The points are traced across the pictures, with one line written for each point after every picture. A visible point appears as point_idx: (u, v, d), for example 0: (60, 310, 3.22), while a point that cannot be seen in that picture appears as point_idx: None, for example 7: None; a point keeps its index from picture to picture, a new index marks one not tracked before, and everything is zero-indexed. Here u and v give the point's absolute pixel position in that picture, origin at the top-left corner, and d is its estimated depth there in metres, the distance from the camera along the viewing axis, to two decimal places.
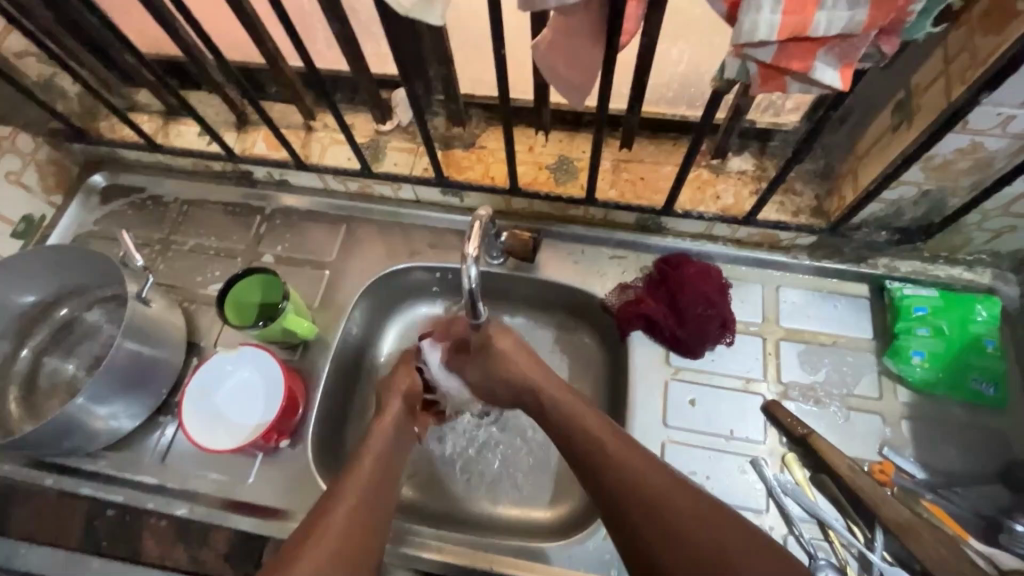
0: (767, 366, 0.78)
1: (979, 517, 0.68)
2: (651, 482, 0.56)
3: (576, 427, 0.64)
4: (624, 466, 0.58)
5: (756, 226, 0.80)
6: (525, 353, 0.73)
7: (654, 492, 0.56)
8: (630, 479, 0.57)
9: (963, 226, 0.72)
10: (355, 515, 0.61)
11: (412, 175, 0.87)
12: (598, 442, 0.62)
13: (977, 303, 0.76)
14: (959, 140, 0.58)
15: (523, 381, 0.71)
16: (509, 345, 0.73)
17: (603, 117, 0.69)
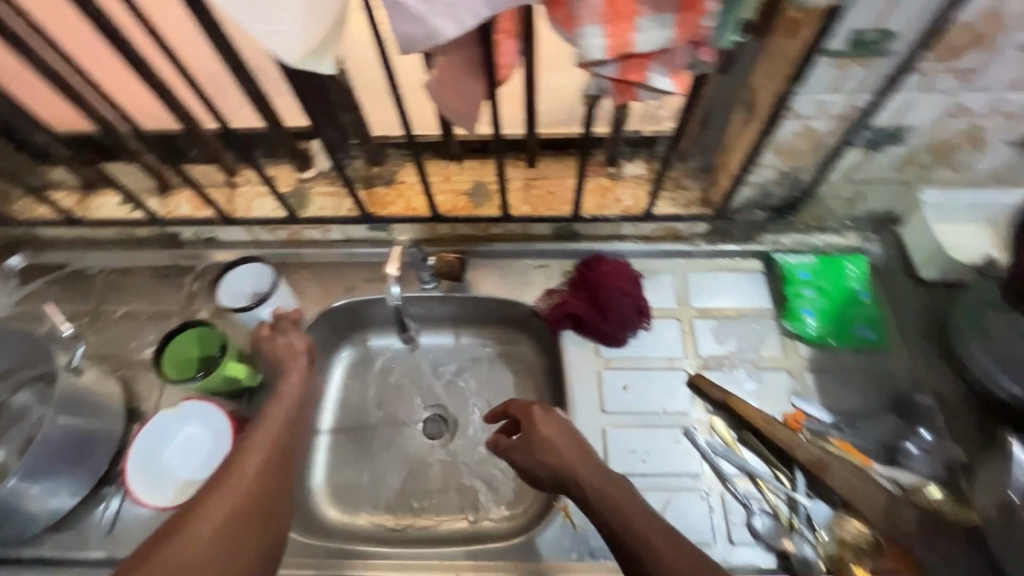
0: (686, 344, 0.87)
1: (881, 446, 0.76)
2: (675, 558, 0.56)
3: (602, 496, 0.63)
4: (647, 543, 0.58)
5: (656, 220, 0.90)
6: (569, 434, 0.70)
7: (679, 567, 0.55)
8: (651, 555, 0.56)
9: (822, 198, 0.84)
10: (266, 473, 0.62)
11: (338, 216, 0.92)
12: (625, 517, 0.60)
13: (847, 262, 0.88)
14: (794, 125, 0.69)
15: (560, 464, 0.67)
16: (551, 425, 0.71)
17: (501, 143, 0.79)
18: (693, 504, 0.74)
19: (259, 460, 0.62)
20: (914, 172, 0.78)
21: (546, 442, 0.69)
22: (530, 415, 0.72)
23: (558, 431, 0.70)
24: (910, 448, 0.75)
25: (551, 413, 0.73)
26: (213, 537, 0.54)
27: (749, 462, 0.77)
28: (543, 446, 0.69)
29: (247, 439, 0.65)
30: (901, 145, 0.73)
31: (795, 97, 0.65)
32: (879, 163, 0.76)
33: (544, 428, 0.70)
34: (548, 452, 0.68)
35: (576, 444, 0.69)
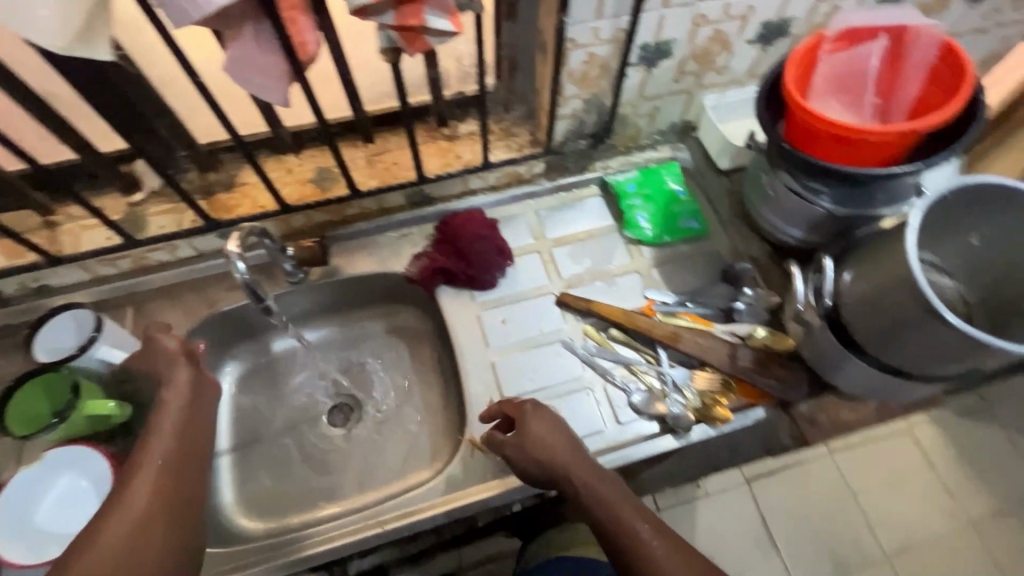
0: (549, 271, 0.96)
1: (719, 311, 0.90)
2: (664, 554, 0.60)
3: (595, 496, 0.66)
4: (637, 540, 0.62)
5: (496, 168, 0.97)
6: (561, 431, 0.71)
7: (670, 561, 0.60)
8: (646, 558, 0.60)
9: (628, 117, 0.96)
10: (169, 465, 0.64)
11: (182, 230, 0.88)
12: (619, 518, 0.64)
13: (664, 169, 1.01)
14: (579, 54, 0.80)
15: (556, 466, 0.68)
16: (542, 421, 0.71)
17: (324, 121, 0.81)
18: (583, 401, 0.83)
19: (145, 487, 0.61)
20: (690, 80, 0.92)
21: (540, 442, 0.69)
22: (522, 413, 0.72)
23: (554, 433, 0.70)
24: (740, 305, 0.88)
25: (543, 411, 0.72)
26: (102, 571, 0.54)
27: (621, 352, 0.87)
28: (540, 448, 0.69)
29: (136, 463, 0.63)
30: (671, 58, 0.86)
31: (566, 27, 0.75)
32: (660, 77, 0.89)
33: (538, 427, 0.70)
34: (544, 453, 0.69)
35: (569, 441, 0.70)
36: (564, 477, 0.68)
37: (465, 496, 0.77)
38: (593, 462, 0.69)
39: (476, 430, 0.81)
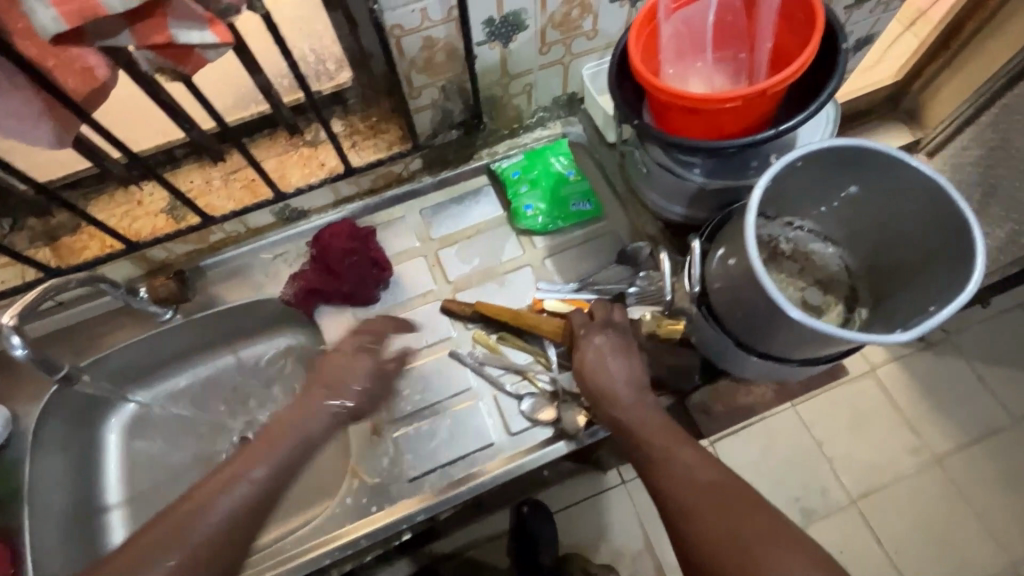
0: (435, 274, 0.90)
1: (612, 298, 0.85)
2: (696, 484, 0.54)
3: (636, 428, 0.61)
4: (670, 470, 0.56)
5: (367, 171, 0.90)
6: (620, 357, 0.67)
7: (699, 495, 0.53)
8: (672, 498, 0.54)
9: (500, 99, 0.88)
10: None
11: (25, 282, 0.81)
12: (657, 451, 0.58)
13: (551, 150, 0.94)
14: (413, 40, 0.72)
15: (599, 388, 0.65)
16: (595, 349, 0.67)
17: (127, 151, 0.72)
18: (473, 414, 0.78)
19: None
20: (558, 51, 0.84)
21: (595, 368, 0.66)
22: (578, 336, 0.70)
23: (608, 355, 0.67)
24: (631, 290, 0.83)
25: (615, 333, 0.69)
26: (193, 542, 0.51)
27: (511, 357, 0.82)
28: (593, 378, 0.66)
29: None
30: (526, 30, 0.78)
31: (382, 15, 0.66)
32: (521, 53, 0.81)
33: (590, 354, 0.67)
34: (602, 380, 0.65)
35: (630, 376, 0.65)
36: (610, 399, 0.64)
37: (348, 533, 0.72)
38: (647, 396, 0.64)
39: (359, 459, 0.77)
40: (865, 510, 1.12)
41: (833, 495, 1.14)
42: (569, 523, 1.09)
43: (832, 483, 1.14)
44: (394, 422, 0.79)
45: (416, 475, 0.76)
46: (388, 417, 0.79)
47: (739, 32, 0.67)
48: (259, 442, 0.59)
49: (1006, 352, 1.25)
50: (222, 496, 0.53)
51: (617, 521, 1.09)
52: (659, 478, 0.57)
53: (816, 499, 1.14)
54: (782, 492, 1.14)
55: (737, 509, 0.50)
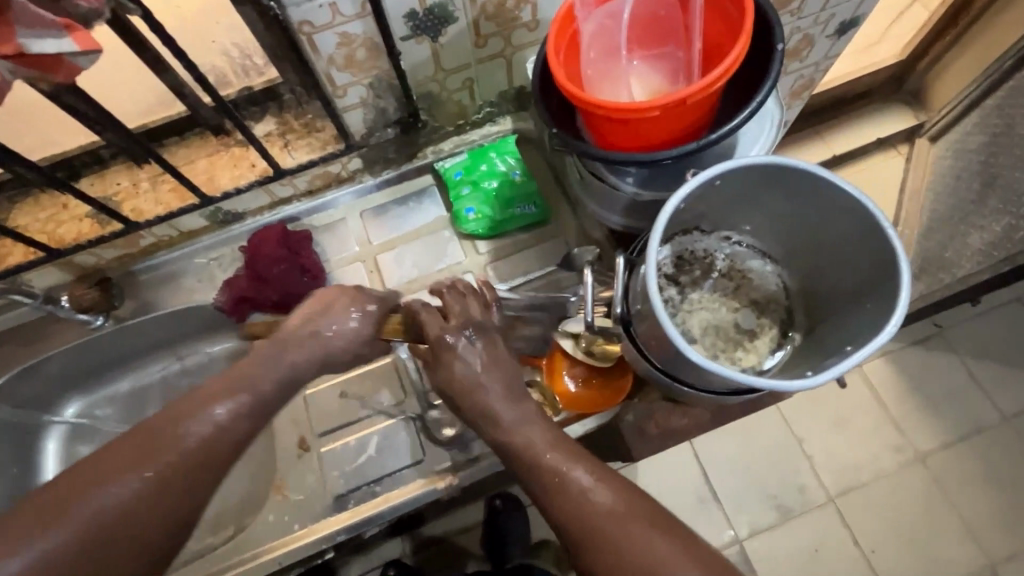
0: (373, 281, 0.88)
1: None
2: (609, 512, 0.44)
3: (532, 450, 0.49)
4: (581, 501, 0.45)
5: (301, 172, 0.85)
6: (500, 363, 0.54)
7: (614, 526, 0.43)
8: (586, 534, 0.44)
9: (438, 95, 0.83)
10: None
11: None
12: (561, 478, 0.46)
13: (497, 149, 0.89)
14: (327, 37, 0.67)
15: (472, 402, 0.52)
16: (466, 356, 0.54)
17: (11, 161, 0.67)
18: (403, 429, 0.76)
19: None
20: (497, 43, 0.78)
21: (471, 384, 0.53)
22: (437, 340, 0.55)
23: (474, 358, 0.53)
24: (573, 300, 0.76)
25: (487, 337, 0.55)
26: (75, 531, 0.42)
27: None
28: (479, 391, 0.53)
29: None
30: (456, 24, 0.72)
31: (286, 13, 0.61)
32: (454, 47, 0.76)
33: (468, 366, 0.53)
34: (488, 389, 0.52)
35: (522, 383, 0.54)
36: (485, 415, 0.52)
37: (268, 552, 0.70)
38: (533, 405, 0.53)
39: (285, 475, 0.75)
40: (845, 508, 1.06)
41: (811, 493, 1.07)
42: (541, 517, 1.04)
43: (809, 480, 1.07)
44: (322, 436, 0.77)
45: (342, 491, 0.74)
46: (317, 431, 0.78)
47: (675, 27, 0.61)
48: (192, 395, 0.50)
49: (1003, 347, 1.14)
50: (130, 474, 0.44)
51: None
52: (560, 509, 0.46)
53: (792, 496, 1.07)
54: (756, 491, 1.07)
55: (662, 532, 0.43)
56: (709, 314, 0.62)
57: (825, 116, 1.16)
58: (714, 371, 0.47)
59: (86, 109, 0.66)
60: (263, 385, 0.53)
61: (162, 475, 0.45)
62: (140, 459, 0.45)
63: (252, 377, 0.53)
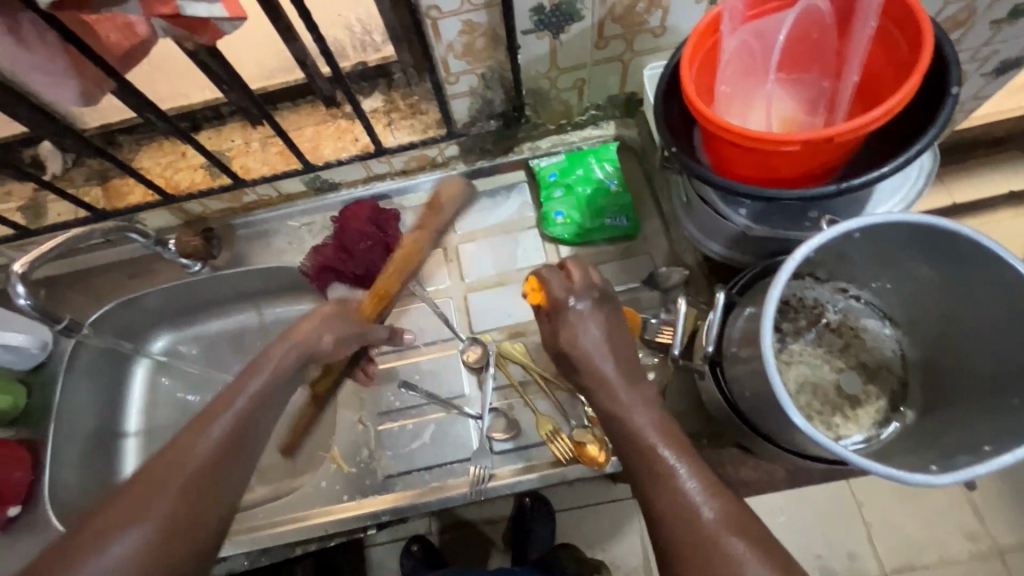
0: (451, 272, 0.86)
1: None
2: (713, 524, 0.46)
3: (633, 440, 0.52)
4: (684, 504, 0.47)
5: (400, 152, 0.86)
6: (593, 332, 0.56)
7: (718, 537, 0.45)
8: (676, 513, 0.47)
9: (547, 93, 0.81)
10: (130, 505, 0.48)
11: (76, 218, 0.87)
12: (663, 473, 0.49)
13: (596, 154, 0.86)
14: (452, 24, 0.66)
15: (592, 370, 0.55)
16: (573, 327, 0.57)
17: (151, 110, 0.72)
18: (460, 424, 0.76)
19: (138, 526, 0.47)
20: (617, 46, 0.75)
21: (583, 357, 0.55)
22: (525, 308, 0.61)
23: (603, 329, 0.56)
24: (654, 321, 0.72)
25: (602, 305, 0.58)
26: (181, 487, 0.49)
27: (512, 373, 0.78)
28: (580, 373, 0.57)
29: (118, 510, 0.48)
30: (581, 21, 0.69)
31: None
32: (574, 45, 0.73)
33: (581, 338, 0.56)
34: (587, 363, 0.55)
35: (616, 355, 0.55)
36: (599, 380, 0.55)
37: (314, 518, 0.73)
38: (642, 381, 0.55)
39: (341, 444, 0.78)
40: None
41: (862, 563, 0.97)
42: (571, 526, 1.01)
43: (862, 549, 0.97)
44: (382, 415, 0.79)
45: (391, 473, 0.75)
46: (377, 410, 0.79)
47: (828, 53, 0.56)
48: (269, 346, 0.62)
49: None
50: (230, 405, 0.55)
51: (629, 534, 1.00)
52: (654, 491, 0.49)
53: (840, 562, 0.98)
54: (800, 548, 0.99)
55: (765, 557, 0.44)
56: (807, 372, 0.57)
57: (956, 162, 1.04)
58: (814, 438, 0.43)
59: (218, 68, 0.70)
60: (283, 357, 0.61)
61: (230, 433, 0.54)
62: (210, 430, 0.53)
63: (282, 354, 0.61)
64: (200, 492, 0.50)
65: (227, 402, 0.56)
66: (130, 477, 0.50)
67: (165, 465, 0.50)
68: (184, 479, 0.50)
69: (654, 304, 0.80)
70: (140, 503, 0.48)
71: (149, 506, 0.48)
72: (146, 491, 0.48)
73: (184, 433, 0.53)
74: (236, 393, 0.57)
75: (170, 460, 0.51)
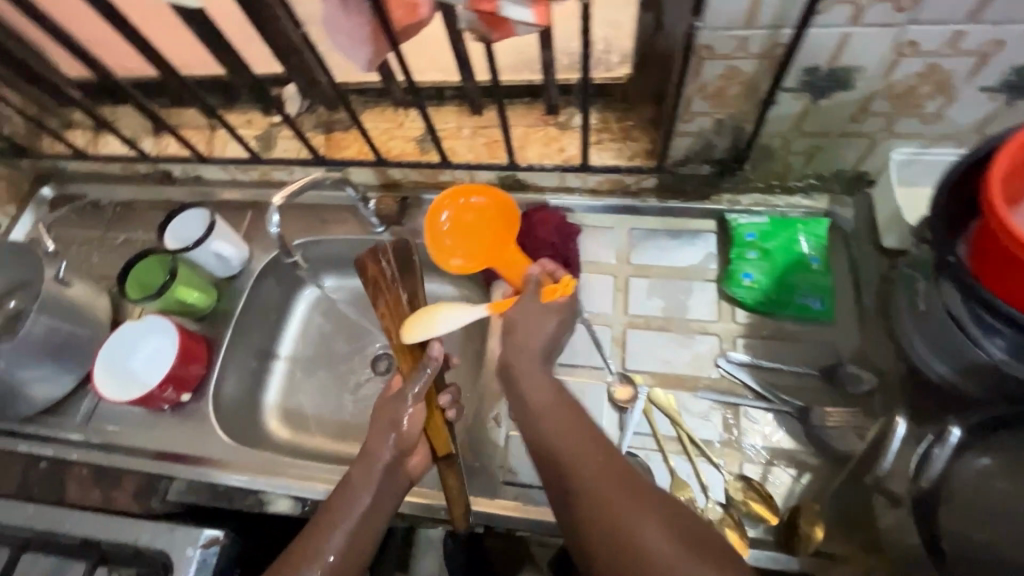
0: (616, 301, 0.85)
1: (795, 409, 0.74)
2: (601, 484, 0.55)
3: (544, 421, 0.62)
4: (581, 460, 0.57)
5: (599, 173, 0.87)
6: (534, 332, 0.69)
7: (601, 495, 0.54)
8: (600, 513, 0.53)
9: (775, 152, 0.77)
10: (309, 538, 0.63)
11: (298, 158, 0.97)
12: (560, 441, 0.59)
13: (802, 226, 0.80)
14: (715, 66, 0.64)
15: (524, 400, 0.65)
16: (527, 320, 0.69)
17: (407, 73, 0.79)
18: None
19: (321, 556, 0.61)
20: (875, 123, 0.69)
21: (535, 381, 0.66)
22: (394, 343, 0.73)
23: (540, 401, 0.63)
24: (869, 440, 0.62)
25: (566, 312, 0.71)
26: (346, 538, 0.63)
27: (657, 421, 0.75)
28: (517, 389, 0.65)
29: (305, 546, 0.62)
30: (849, 90, 0.65)
31: (699, 33, 0.60)
32: (829, 113, 0.69)
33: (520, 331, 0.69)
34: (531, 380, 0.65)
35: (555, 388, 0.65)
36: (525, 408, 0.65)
37: (430, 497, 0.77)
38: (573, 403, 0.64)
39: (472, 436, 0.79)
40: None
41: None
42: None
43: None
44: None
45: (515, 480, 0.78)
46: None
47: None
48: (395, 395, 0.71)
49: None
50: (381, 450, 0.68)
51: None
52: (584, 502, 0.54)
53: None
54: None
55: (645, 504, 0.52)
56: None
57: None
58: None
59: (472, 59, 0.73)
60: (405, 402, 0.69)
61: (375, 490, 0.66)
62: (363, 487, 0.66)
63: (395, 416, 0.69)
64: (368, 523, 0.64)
65: (370, 460, 0.67)
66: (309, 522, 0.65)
67: (328, 522, 0.64)
68: (346, 532, 0.63)
69: (828, 400, 0.73)
70: (315, 551, 0.61)
71: (326, 552, 0.61)
72: (326, 525, 0.63)
73: (343, 488, 0.66)
74: (377, 449, 0.68)
75: (335, 513, 0.64)
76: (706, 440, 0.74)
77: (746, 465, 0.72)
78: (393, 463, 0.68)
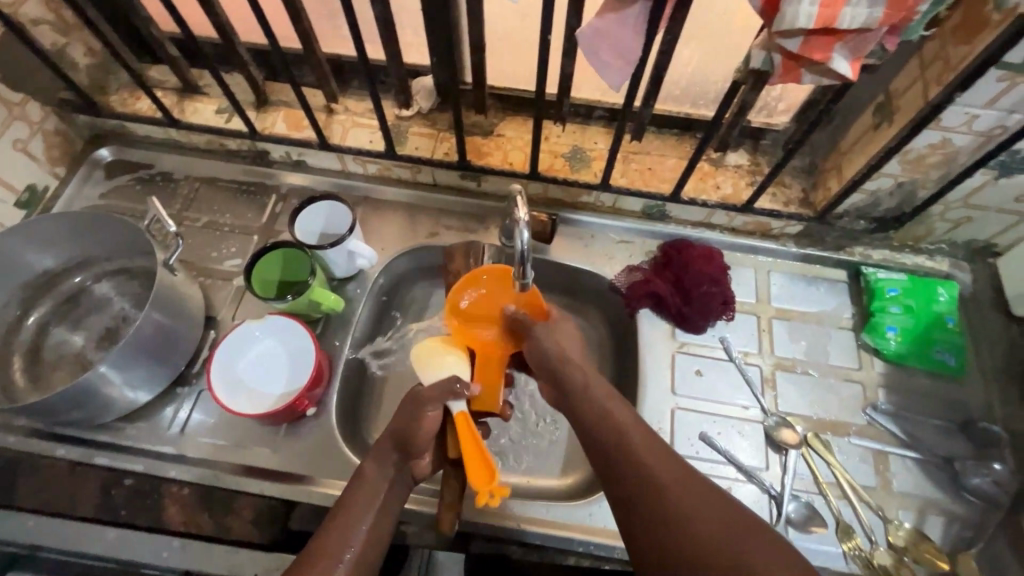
0: (761, 341, 0.86)
1: (940, 460, 0.78)
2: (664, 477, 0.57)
3: (606, 406, 0.64)
4: (641, 459, 0.59)
5: (752, 214, 0.88)
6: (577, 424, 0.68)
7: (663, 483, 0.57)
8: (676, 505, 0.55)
9: (930, 217, 0.82)
10: (335, 528, 0.59)
11: (434, 158, 0.91)
12: (622, 432, 0.62)
13: (938, 287, 0.86)
14: (931, 136, 0.68)
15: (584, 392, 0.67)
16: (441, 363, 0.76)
17: (626, 112, 0.75)
18: (757, 498, 0.75)
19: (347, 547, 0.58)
20: None
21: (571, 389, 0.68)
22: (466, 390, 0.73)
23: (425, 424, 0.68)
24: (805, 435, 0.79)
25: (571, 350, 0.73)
26: (365, 532, 0.60)
27: (816, 465, 0.77)
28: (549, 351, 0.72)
29: (322, 540, 0.58)
30: None
31: (944, 108, 0.63)
32: (1003, 191, 0.75)
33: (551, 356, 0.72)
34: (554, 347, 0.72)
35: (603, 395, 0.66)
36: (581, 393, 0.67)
37: (607, 536, 0.73)
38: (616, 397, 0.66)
39: None
40: None
41: None
42: None
43: None
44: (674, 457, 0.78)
45: None
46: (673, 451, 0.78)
47: None
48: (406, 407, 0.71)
49: None
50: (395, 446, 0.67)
51: None
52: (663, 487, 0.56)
53: None
54: None
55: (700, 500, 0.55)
56: None
57: None
58: None
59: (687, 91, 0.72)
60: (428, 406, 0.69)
61: (382, 494, 0.63)
62: (371, 486, 0.63)
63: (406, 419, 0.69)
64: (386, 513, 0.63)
65: (380, 460, 0.66)
66: (326, 519, 0.61)
67: (349, 520, 0.60)
68: (369, 524, 0.61)
69: (969, 454, 0.78)
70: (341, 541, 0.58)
71: (346, 548, 0.58)
72: (348, 517, 0.61)
73: (356, 484, 0.64)
74: (384, 447, 0.67)
75: (351, 508, 0.61)
76: (862, 486, 0.77)
77: (902, 511, 0.75)
78: (401, 463, 0.67)
